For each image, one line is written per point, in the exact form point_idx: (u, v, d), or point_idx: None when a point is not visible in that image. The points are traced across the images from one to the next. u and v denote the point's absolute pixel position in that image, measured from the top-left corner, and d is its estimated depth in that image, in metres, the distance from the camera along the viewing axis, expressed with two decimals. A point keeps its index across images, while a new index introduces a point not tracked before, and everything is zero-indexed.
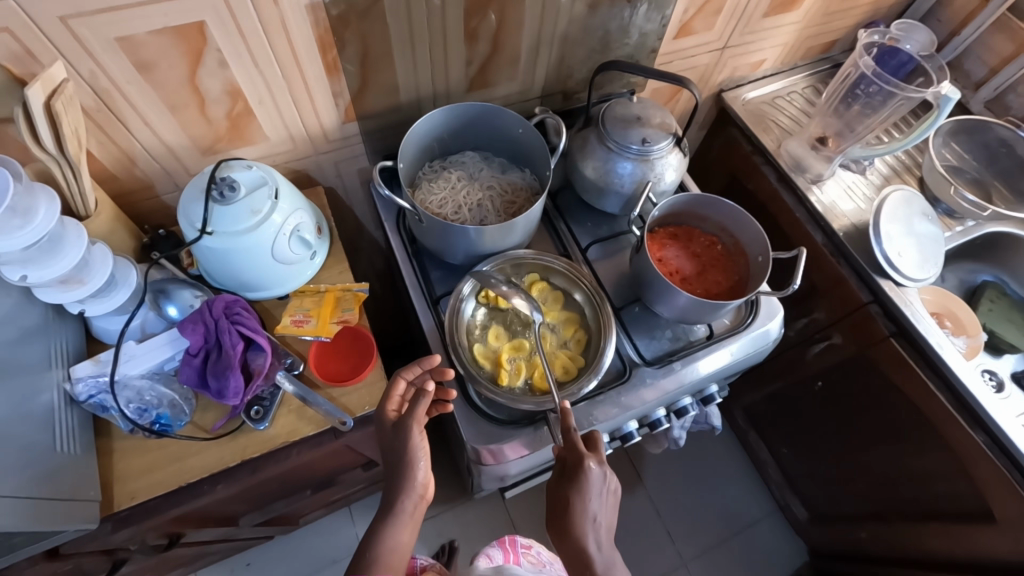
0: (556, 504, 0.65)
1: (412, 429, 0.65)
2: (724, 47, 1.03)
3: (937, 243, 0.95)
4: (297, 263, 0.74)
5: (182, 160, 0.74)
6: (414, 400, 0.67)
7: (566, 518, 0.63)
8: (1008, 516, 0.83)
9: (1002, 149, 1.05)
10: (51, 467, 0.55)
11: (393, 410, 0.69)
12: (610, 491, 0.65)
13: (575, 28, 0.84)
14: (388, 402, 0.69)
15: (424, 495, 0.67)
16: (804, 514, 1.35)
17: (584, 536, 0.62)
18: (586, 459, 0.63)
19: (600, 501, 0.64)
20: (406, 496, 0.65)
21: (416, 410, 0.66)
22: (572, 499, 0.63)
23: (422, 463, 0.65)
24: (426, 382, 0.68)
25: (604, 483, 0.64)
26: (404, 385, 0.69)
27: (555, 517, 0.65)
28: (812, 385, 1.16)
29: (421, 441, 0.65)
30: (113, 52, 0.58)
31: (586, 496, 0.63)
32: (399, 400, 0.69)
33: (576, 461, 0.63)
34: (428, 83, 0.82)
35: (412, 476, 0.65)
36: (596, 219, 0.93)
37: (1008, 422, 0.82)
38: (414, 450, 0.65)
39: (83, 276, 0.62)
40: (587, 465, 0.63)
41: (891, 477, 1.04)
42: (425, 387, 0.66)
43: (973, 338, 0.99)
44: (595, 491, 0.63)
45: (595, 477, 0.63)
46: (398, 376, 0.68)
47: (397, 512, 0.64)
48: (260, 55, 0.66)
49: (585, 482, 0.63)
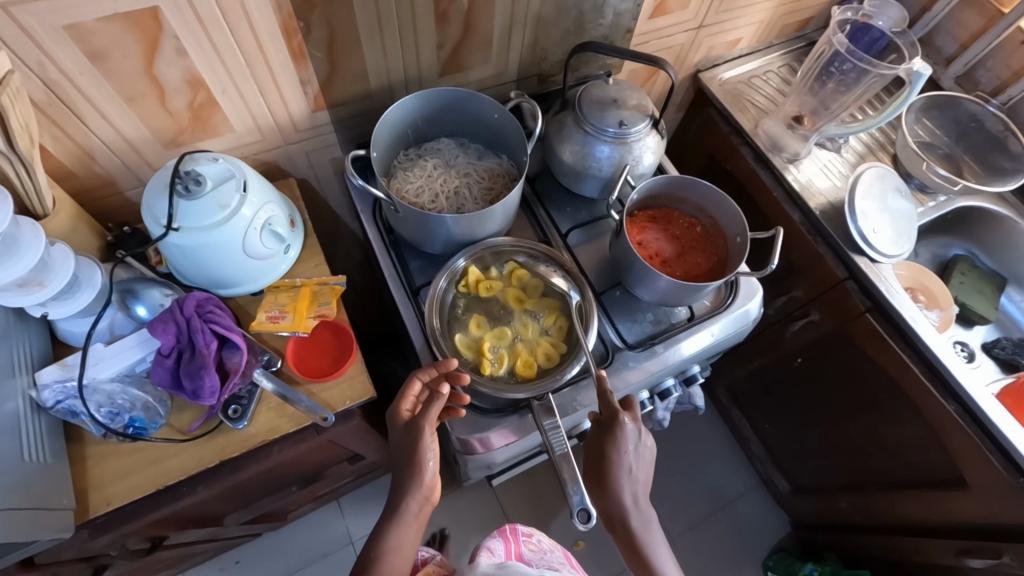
0: (593, 453, 0.70)
1: (423, 431, 0.66)
2: (700, 26, 1.02)
3: (911, 218, 0.97)
4: (270, 257, 0.72)
5: (144, 154, 0.71)
6: (429, 402, 0.67)
7: (603, 466, 0.68)
8: (979, 481, 0.86)
9: (972, 124, 1.06)
10: (19, 477, 0.53)
11: (408, 410, 0.70)
12: (645, 443, 0.69)
13: (548, 9, 0.82)
14: (403, 403, 0.70)
15: (430, 497, 0.69)
16: (786, 488, 1.38)
17: (620, 482, 0.68)
18: (621, 415, 0.67)
19: (634, 454, 0.68)
20: (412, 497, 0.67)
21: (428, 412, 0.66)
22: (607, 452, 0.67)
23: (430, 463, 0.67)
24: (441, 384, 0.67)
25: (637, 437, 0.68)
26: (419, 386, 0.69)
27: (593, 464, 0.70)
28: (792, 362, 1.18)
29: (432, 441, 0.67)
30: (61, 41, 0.55)
31: (622, 450, 0.67)
32: (414, 400, 0.70)
33: (612, 417, 0.67)
34: (399, 68, 0.79)
35: (421, 476, 0.67)
36: (575, 203, 0.92)
37: (979, 392, 0.84)
38: (423, 451, 0.66)
39: (42, 278, 0.59)
40: (622, 421, 0.67)
41: (869, 448, 1.07)
42: (442, 389, 0.65)
43: (946, 311, 1.02)
44: (631, 446, 0.67)
45: (630, 433, 0.67)
46: (413, 378, 0.69)
47: (402, 513, 0.67)
48: (221, 41, 0.63)
49: (619, 437, 0.67)
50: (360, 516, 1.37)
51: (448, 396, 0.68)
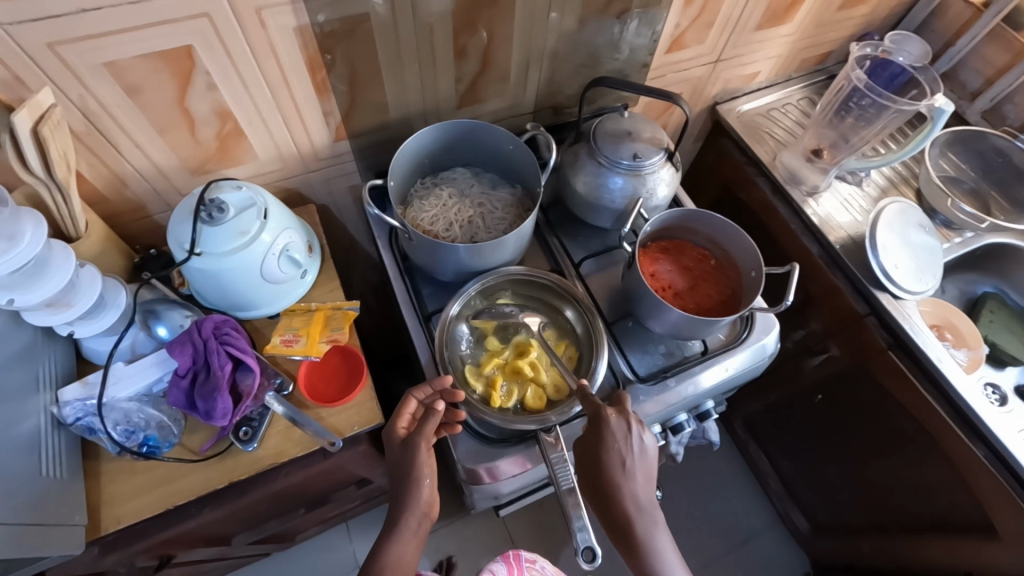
0: (585, 456, 0.67)
1: (419, 447, 0.66)
2: (717, 60, 1.03)
3: (934, 254, 0.94)
4: (287, 282, 0.74)
5: (173, 180, 0.74)
6: (425, 418, 0.68)
7: (593, 466, 0.66)
8: (1012, 533, 0.81)
9: (1000, 159, 1.04)
10: (34, 492, 0.55)
11: (404, 427, 0.71)
12: (641, 438, 0.67)
13: (565, 44, 0.84)
14: (400, 420, 0.70)
15: (429, 513, 0.68)
16: (807, 530, 1.33)
17: (615, 483, 0.65)
18: (605, 410, 0.66)
19: (626, 449, 0.65)
20: (411, 513, 0.66)
21: (426, 427, 0.67)
22: (595, 451, 0.66)
23: (428, 481, 0.67)
24: (436, 401, 0.69)
25: (627, 431, 0.66)
26: (415, 404, 0.70)
27: (585, 464, 0.68)
28: (812, 398, 1.14)
29: (427, 458, 0.67)
30: (100, 76, 0.58)
31: (611, 446, 0.65)
32: (410, 417, 0.70)
33: (595, 413, 0.66)
34: (418, 100, 0.82)
35: (418, 494, 0.66)
36: (588, 233, 0.93)
37: (1008, 434, 0.81)
38: (419, 468, 0.67)
39: (70, 298, 0.62)
40: (606, 416, 0.65)
41: (895, 490, 1.02)
42: (437, 406, 0.67)
43: (975, 350, 0.98)
44: (619, 439, 0.65)
45: (615, 426, 0.65)
46: (409, 396, 0.70)
47: (401, 529, 0.65)
48: (249, 75, 0.66)
49: (608, 432, 0.65)
50: (368, 539, 1.36)
51: (445, 412, 0.69)
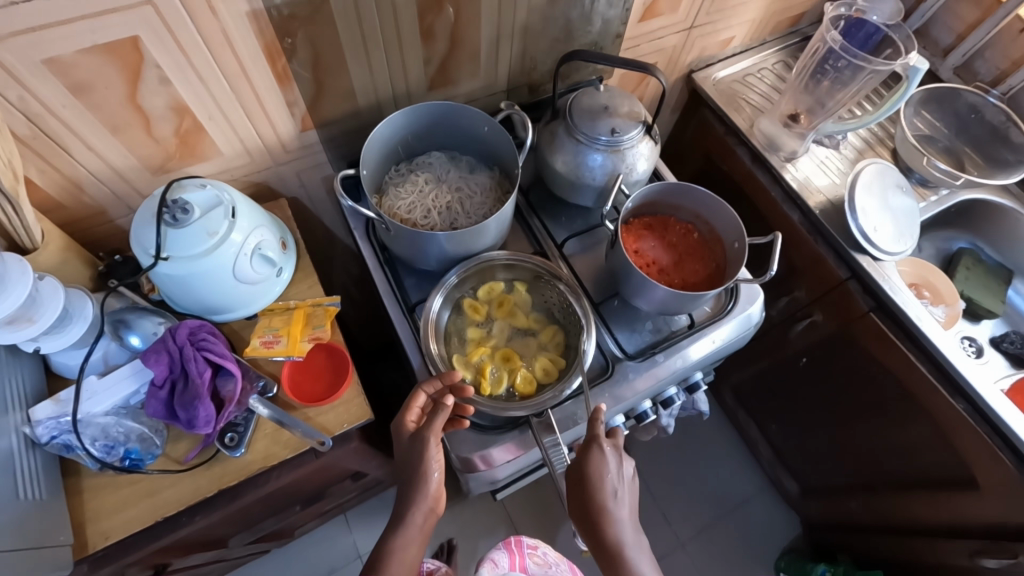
0: (576, 487, 0.67)
1: (429, 443, 0.66)
2: (691, 27, 1.01)
3: (911, 214, 0.95)
4: (262, 282, 0.71)
5: (133, 182, 0.70)
6: (433, 414, 0.67)
7: (584, 495, 0.65)
8: (991, 482, 0.84)
9: (973, 115, 1.04)
10: (13, 518, 0.53)
11: (414, 421, 0.70)
12: (627, 468, 0.68)
13: (535, 18, 0.81)
14: (408, 414, 0.69)
15: (435, 508, 0.68)
16: (795, 488, 1.37)
17: (607, 511, 0.65)
18: (600, 436, 0.66)
19: (616, 480, 0.66)
20: (417, 508, 0.66)
21: (433, 423, 0.66)
22: (587, 482, 0.65)
23: (436, 474, 0.66)
24: (445, 396, 0.68)
25: (618, 460, 0.67)
26: (424, 398, 0.70)
27: (576, 494, 0.67)
28: (796, 362, 1.16)
29: (437, 453, 0.67)
30: (41, 76, 0.54)
31: (605, 473, 0.65)
32: (419, 411, 0.70)
33: (590, 439, 0.67)
34: (386, 84, 0.78)
35: (426, 488, 0.66)
36: (570, 212, 0.91)
37: (988, 390, 0.82)
38: (429, 463, 0.66)
39: (32, 314, 0.59)
40: (601, 442, 0.66)
41: (878, 447, 1.05)
42: (447, 401, 0.66)
43: (953, 307, 1.00)
44: (611, 469, 0.66)
45: (609, 455, 0.66)
46: (418, 391, 0.69)
47: (407, 524, 0.65)
48: (203, 66, 0.62)
49: (601, 458, 0.65)
50: (368, 529, 1.36)
51: (453, 407, 0.69)
